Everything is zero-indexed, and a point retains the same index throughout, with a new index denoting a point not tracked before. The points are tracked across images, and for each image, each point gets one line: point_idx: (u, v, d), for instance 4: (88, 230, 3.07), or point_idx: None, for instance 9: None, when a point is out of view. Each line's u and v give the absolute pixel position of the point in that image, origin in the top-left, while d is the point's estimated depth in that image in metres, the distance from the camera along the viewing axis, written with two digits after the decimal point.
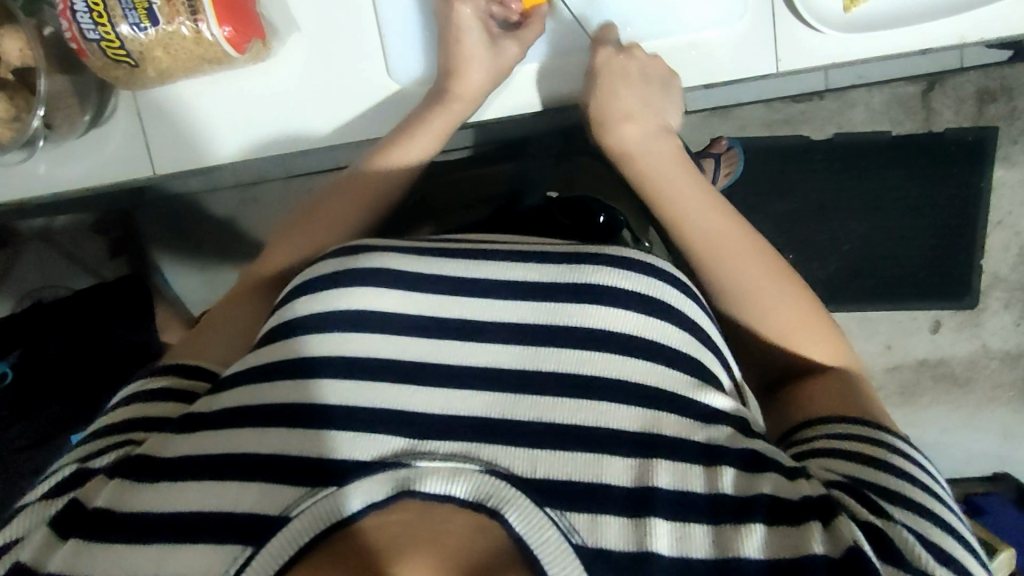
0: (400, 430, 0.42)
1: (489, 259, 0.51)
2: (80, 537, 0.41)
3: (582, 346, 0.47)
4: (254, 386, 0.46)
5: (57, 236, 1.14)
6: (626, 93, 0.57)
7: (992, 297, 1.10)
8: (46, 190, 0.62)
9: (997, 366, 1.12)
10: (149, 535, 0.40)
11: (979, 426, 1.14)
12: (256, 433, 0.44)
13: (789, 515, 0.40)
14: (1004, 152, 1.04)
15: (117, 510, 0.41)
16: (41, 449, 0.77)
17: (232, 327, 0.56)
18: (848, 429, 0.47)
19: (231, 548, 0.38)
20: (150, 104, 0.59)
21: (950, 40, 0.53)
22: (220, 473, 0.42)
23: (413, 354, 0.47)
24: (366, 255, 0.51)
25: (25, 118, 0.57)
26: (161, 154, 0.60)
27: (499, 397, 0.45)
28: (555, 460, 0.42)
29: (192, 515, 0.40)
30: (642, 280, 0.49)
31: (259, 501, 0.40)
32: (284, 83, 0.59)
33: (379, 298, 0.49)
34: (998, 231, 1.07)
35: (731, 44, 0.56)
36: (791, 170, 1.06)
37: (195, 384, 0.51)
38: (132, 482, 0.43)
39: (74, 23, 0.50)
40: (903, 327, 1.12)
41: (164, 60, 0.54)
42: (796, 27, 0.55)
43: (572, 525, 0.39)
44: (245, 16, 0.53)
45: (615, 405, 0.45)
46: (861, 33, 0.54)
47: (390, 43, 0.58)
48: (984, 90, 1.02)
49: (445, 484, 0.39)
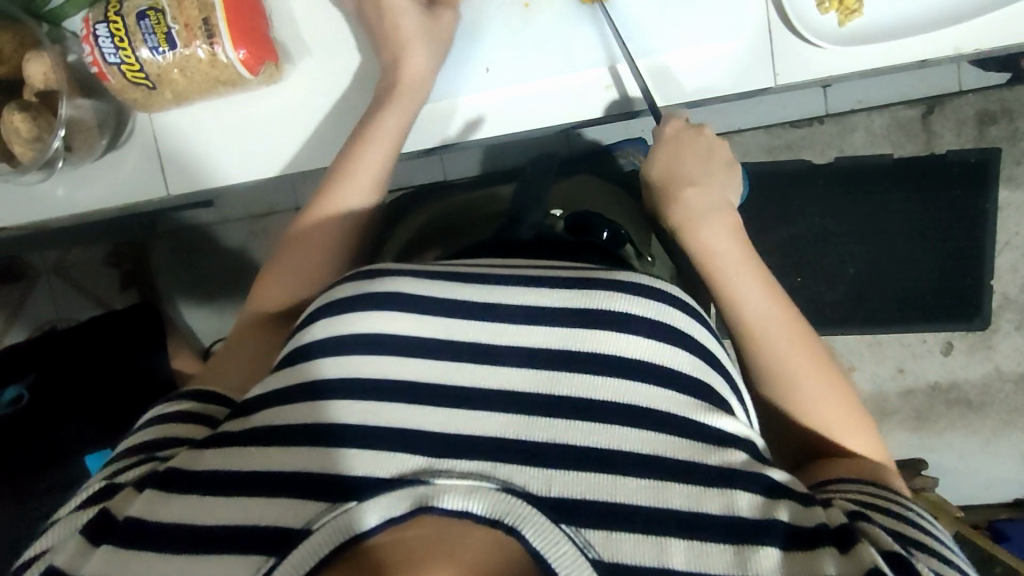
0: (416, 449, 0.43)
1: (501, 284, 0.51)
2: (110, 543, 0.43)
3: (595, 370, 0.47)
4: (276, 409, 0.47)
5: (71, 270, 1.17)
6: (688, 159, 0.61)
7: (1004, 318, 1.09)
8: (63, 213, 0.63)
9: (1013, 388, 1.10)
10: (173, 543, 0.42)
11: (998, 452, 1.12)
12: (280, 450, 0.44)
13: (803, 541, 0.41)
14: (1008, 172, 1.05)
15: (148, 520, 0.43)
16: (57, 469, 0.78)
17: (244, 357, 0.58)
18: (868, 488, 0.48)
19: (258, 557, 0.39)
20: (164, 126, 0.61)
21: (946, 50, 0.55)
22: (240, 488, 0.43)
23: (432, 376, 0.47)
24: (382, 278, 0.51)
25: (46, 138, 0.58)
26: (178, 177, 0.62)
27: (514, 419, 0.45)
28: (569, 479, 0.42)
29: (211, 528, 0.42)
30: (653, 306, 0.50)
31: (284, 515, 0.41)
32: (297, 109, 0.60)
33: (391, 320, 0.49)
34: (1006, 252, 1.07)
35: (730, 58, 0.57)
36: (793, 195, 1.07)
37: (211, 409, 0.54)
38: (161, 493, 0.44)
39: (96, 48, 0.53)
40: (914, 351, 1.11)
41: (180, 83, 0.55)
42: (794, 42, 0.56)
43: (588, 540, 0.40)
44: (260, 40, 0.55)
45: (626, 428, 0.45)
46: (857, 45, 0.55)
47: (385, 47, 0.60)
48: (984, 112, 1.03)
49: (462, 500, 0.39)
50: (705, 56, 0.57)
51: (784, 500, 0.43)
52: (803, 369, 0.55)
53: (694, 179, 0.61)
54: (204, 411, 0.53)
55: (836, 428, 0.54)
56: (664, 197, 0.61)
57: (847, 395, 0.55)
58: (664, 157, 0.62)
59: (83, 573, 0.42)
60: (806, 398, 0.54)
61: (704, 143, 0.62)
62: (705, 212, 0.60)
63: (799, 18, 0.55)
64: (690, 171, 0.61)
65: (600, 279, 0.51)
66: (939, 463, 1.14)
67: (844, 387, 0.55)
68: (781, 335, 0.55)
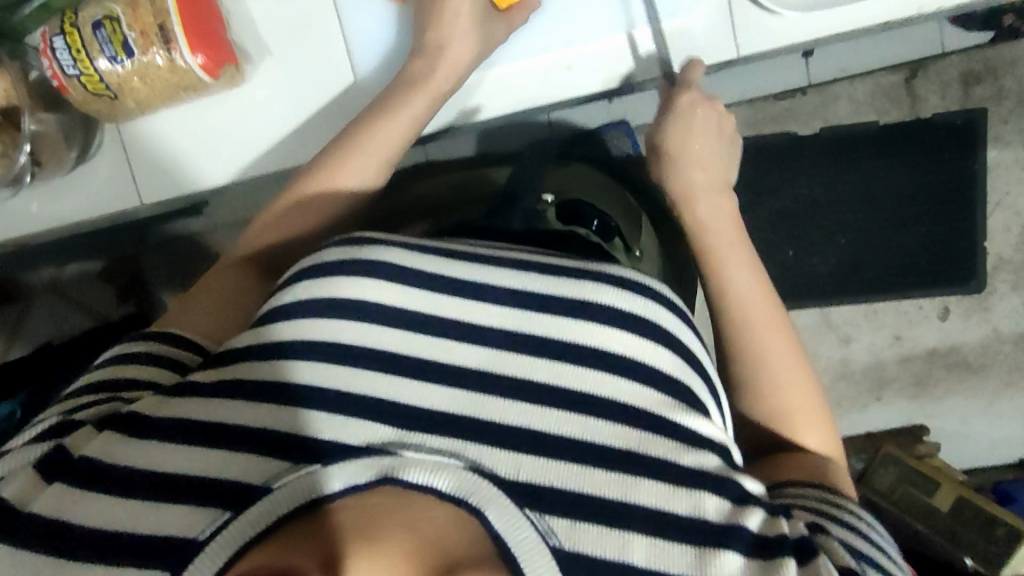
0: (387, 420, 0.43)
1: (484, 265, 0.51)
2: (63, 482, 0.42)
3: (570, 359, 0.47)
4: (254, 363, 0.46)
5: (66, 285, 1.17)
6: (699, 138, 0.59)
7: (998, 279, 1.08)
8: (36, 226, 0.63)
9: (1012, 349, 1.10)
10: (131, 490, 0.41)
11: (1000, 414, 1.12)
12: (248, 406, 0.44)
13: (763, 550, 0.41)
14: (994, 132, 1.04)
15: (105, 463, 0.43)
16: None
17: (219, 296, 0.56)
18: (827, 494, 0.48)
19: (212, 511, 0.40)
20: (133, 133, 0.61)
21: (909, 11, 0.54)
22: (204, 440, 0.43)
23: (411, 347, 0.47)
24: (373, 246, 0.50)
25: (12, 154, 0.58)
26: (148, 183, 0.61)
27: (484, 399, 0.45)
28: (540, 465, 0.42)
29: (171, 476, 0.42)
30: (637, 301, 0.49)
31: (246, 471, 0.41)
32: (264, 108, 0.60)
33: (376, 290, 0.49)
34: (997, 213, 1.06)
35: (692, 32, 0.57)
36: (780, 166, 1.07)
37: (185, 354, 0.52)
38: (122, 435, 0.44)
39: (55, 61, 0.53)
40: (910, 316, 1.10)
41: (141, 90, 0.55)
42: (754, 11, 0.55)
43: (551, 528, 0.40)
44: (218, 44, 0.55)
45: (600, 420, 0.45)
46: (818, 10, 0.55)
47: (352, 37, 0.60)
48: (967, 73, 1.03)
49: (427, 475, 0.40)
50: (669, 33, 0.57)
51: (752, 508, 0.43)
52: (789, 370, 0.54)
53: (703, 162, 0.60)
54: (176, 355, 0.51)
55: (805, 431, 0.54)
56: (665, 167, 0.61)
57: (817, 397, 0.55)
58: (677, 133, 0.59)
59: (34, 510, 0.41)
60: (789, 400, 0.54)
61: (715, 116, 0.60)
62: (710, 189, 0.60)
63: None
64: (702, 151, 0.60)
65: (589, 272, 0.51)
66: (941, 429, 1.14)
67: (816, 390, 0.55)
68: (772, 338, 0.55)
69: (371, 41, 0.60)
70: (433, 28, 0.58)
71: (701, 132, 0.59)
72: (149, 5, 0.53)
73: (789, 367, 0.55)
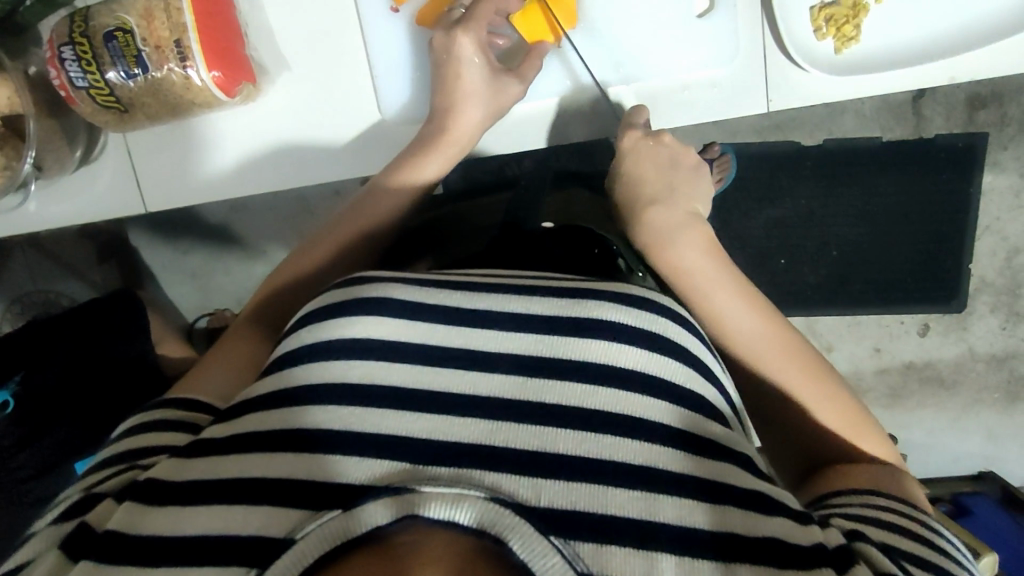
0: (401, 456, 0.44)
1: (490, 293, 0.53)
2: (90, 559, 0.42)
3: (583, 378, 0.48)
4: (264, 413, 0.48)
5: (47, 244, 1.15)
6: (648, 172, 0.62)
7: (979, 301, 1.11)
8: (38, 228, 0.66)
9: (984, 369, 1.14)
10: (157, 560, 0.42)
11: (967, 427, 1.17)
12: (265, 458, 0.46)
13: (801, 557, 0.42)
14: (993, 157, 1.05)
15: (130, 534, 0.43)
16: (42, 479, 0.76)
17: (240, 357, 0.59)
18: (882, 500, 0.49)
19: (238, 569, 0.40)
20: (141, 143, 0.63)
21: (941, 80, 0.57)
22: (227, 497, 0.44)
23: (419, 381, 0.48)
24: (375, 282, 0.54)
25: (15, 165, 0.61)
26: (154, 196, 0.64)
27: (500, 425, 0.46)
28: (559, 489, 0.43)
29: (198, 539, 0.42)
30: (643, 316, 0.51)
31: (268, 524, 0.42)
32: (276, 124, 0.62)
33: (379, 326, 0.51)
34: (986, 236, 1.08)
35: (725, 84, 0.59)
36: (781, 176, 1.06)
37: (196, 417, 0.53)
38: (144, 506, 0.45)
39: (63, 72, 0.55)
40: (891, 331, 1.14)
41: (152, 106, 0.58)
42: (787, 67, 0.58)
43: (577, 552, 0.40)
44: (235, 62, 0.56)
45: (619, 437, 0.46)
46: (848, 75, 0.58)
47: (379, 77, 0.61)
48: (974, 96, 1.03)
49: (449, 509, 0.40)
50: (701, 80, 0.60)
51: (776, 517, 0.44)
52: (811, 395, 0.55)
53: (660, 200, 0.61)
54: (188, 419, 0.53)
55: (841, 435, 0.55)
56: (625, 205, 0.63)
57: (845, 398, 0.56)
58: (631, 162, 0.62)
59: None
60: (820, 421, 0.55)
61: (662, 155, 0.62)
62: (674, 228, 0.60)
63: (793, 41, 0.58)
64: (656, 192, 0.62)
65: (595, 291, 0.52)
66: (908, 438, 1.19)
67: (841, 390, 0.56)
68: (785, 363, 0.56)
69: (400, 78, 0.62)
70: (442, 66, 0.59)
71: (650, 173, 0.62)
72: (164, 19, 0.54)
73: (807, 388, 0.55)
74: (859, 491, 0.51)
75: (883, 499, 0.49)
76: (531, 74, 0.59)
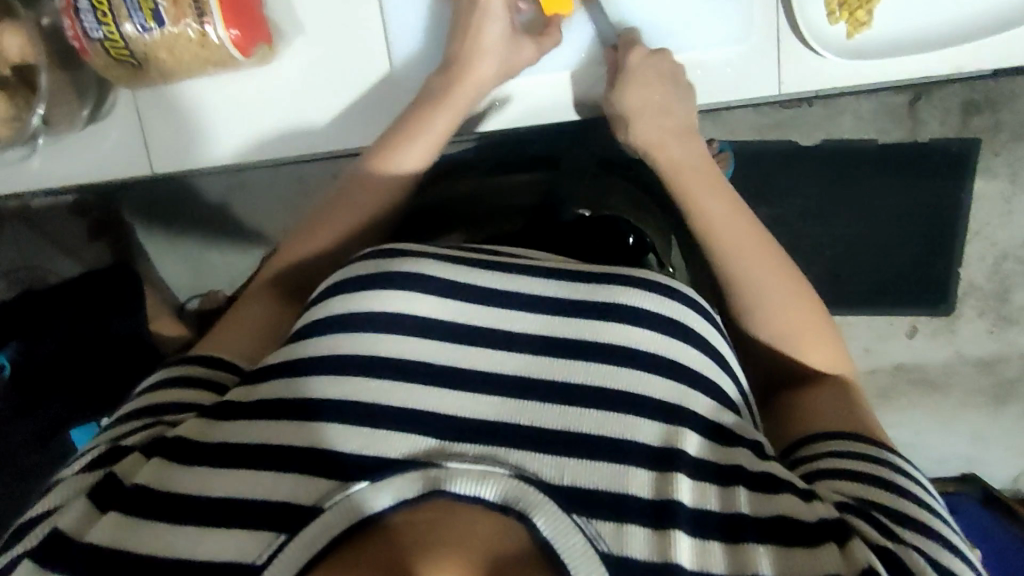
0: (428, 432, 0.44)
1: (516, 274, 0.53)
2: (119, 512, 0.43)
3: (609, 361, 0.48)
4: (289, 380, 0.48)
5: (36, 217, 1.11)
6: (650, 86, 0.59)
7: (968, 305, 1.13)
8: (39, 185, 0.67)
9: (970, 372, 1.16)
10: (184, 518, 0.42)
11: (951, 429, 1.19)
12: (291, 427, 0.45)
13: (805, 536, 0.41)
14: (985, 163, 1.07)
15: (161, 490, 0.44)
16: (41, 447, 0.75)
17: (256, 324, 0.58)
18: (852, 444, 0.49)
19: (265, 533, 0.40)
20: (150, 104, 0.63)
21: (946, 69, 0.60)
22: (254, 464, 0.44)
23: (445, 358, 0.48)
24: (401, 258, 0.52)
25: (24, 117, 0.60)
26: (161, 156, 0.64)
27: (523, 403, 0.46)
28: (581, 468, 0.43)
29: (223, 501, 0.42)
30: (665, 303, 0.51)
31: (294, 491, 0.42)
32: (288, 85, 0.63)
33: (410, 304, 0.50)
34: (976, 241, 1.10)
35: (738, 62, 0.61)
36: (779, 173, 1.07)
37: (223, 376, 0.53)
38: (172, 463, 0.45)
39: (78, 23, 0.54)
40: (882, 332, 1.15)
41: (167, 62, 0.57)
42: (801, 50, 0.60)
43: (598, 533, 0.40)
44: (253, 23, 0.57)
45: (640, 418, 0.46)
46: (860, 59, 0.59)
47: (393, 34, 0.62)
48: (969, 102, 1.04)
49: (474, 485, 0.40)
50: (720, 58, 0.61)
51: (785, 494, 0.44)
52: (784, 302, 0.57)
53: (663, 106, 0.61)
54: (213, 377, 0.53)
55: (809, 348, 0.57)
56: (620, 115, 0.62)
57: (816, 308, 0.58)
58: (630, 85, 0.60)
59: (91, 541, 0.41)
60: (790, 334, 0.57)
61: (670, 68, 0.60)
62: (672, 134, 0.61)
63: (809, 25, 0.59)
64: (659, 98, 0.60)
65: (612, 275, 0.53)
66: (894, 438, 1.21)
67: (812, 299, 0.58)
68: (762, 267, 0.57)
69: (413, 34, 0.63)
70: (463, 33, 0.60)
71: (657, 82, 0.59)
72: None
73: (783, 294, 0.57)
74: (851, 435, 0.50)
75: (865, 448, 0.49)
76: (548, 45, 0.61)
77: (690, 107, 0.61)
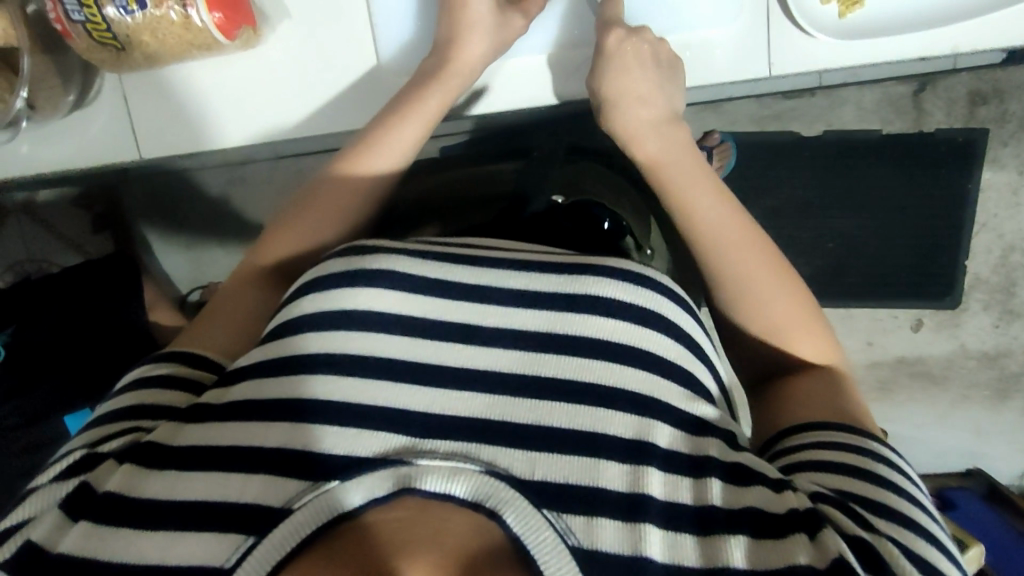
0: (400, 429, 0.44)
1: (489, 266, 0.52)
2: (91, 520, 0.43)
3: (585, 354, 0.48)
4: (260, 381, 0.48)
5: (40, 210, 1.14)
6: (636, 71, 0.59)
7: (973, 298, 1.11)
8: (30, 169, 0.67)
9: (976, 366, 1.14)
10: (155, 522, 0.42)
11: (955, 424, 1.17)
12: (262, 426, 0.46)
13: (775, 528, 0.41)
14: (992, 154, 1.05)
15: (128, 496, 0.44)
16: (31, 428, 0.76)
17: (237, 317, 0.58)
18: (839, 436, 0.48)
19: (236, 535, 0.41)
20: (136, 86, 0.63)
21: (946, 49, 0.58)
22: (228, 464, 0.44)
23: (420, 354, 0.48)
24: (374, 254, 0.52)
25: (7, 99, 0.61)
26: (148, 142, 0.65)
27: (498, 399, 0.46)
28: (553, 462, 0.43)
29: (194, 503, 0.42)
30: (641, 293, 0.51)
31: (264, 493, 0.42)
32: (275, 71, 0.63)
33: (383, 299, 0.50)
34: (983, 234, 1.08)
35: (730, 43, 0.60)
36: (780, 164, 1.06)
37: (201, 375, 0.53)
38: (142, 468, 0.45)
39: (59, 5, 0.54)
40: (884, 325, 1.14)
41: (151, 43, 0.57)
42: (793, 32, 0.59)
43: (569, 526, 0.40)
44: (236, 5, 0.57)
45: (613, 411, 0.46)
46: (852, 40, 0.59)
47: (378, 18, 0.61)
48: (976, 92, 1.02)
49: (443, 483, 0.40)
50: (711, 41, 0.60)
51: (757, 486, 0.44)
52: (768, 285, 0.56)
53: (645, 98, 0.60)
54: (193, 376, 0.53)
55: (796, 344, 0.56)
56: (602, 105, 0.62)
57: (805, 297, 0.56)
58: (612, 73, 0.59)
59: (63, 550, 0.41)
60: (774, 325, 0.56)
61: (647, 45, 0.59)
62: (652, 124, 0.61)
63: (800, 7, 0.58)
64: (640, 90, 0.60)
65: (593, 266, 0.52)
66: (896, 433, 1.19)
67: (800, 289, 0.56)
68: (747, 257, 0.56)
69: (400, 16, 0.62)
70: (449, 15, 0.60)
71: (637, 71, 0.59)
72: None
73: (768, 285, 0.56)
74: (832, 426, 0.49)
75: (851, 438, 0.47)
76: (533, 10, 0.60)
77: (675, 94, 0.61)
